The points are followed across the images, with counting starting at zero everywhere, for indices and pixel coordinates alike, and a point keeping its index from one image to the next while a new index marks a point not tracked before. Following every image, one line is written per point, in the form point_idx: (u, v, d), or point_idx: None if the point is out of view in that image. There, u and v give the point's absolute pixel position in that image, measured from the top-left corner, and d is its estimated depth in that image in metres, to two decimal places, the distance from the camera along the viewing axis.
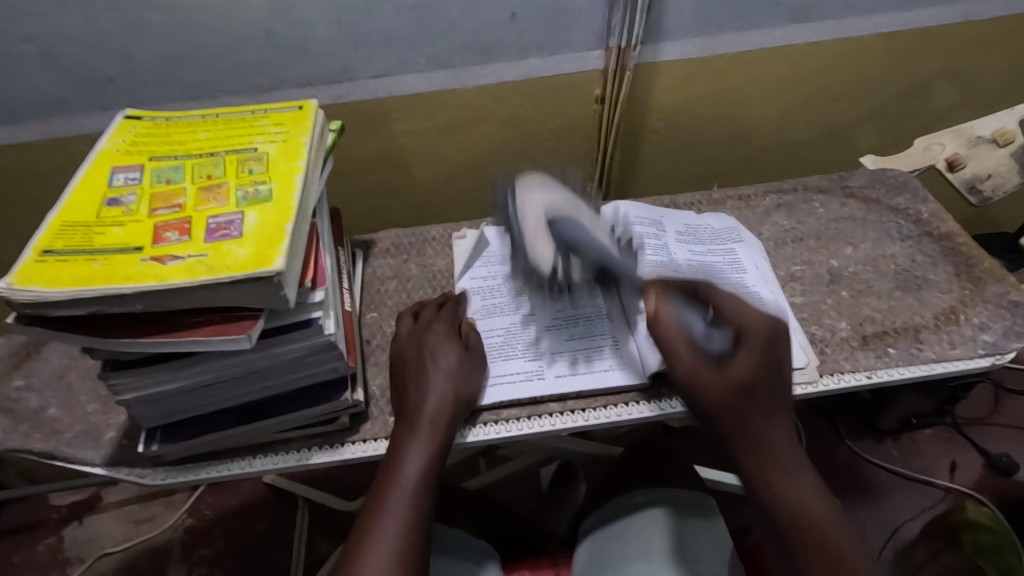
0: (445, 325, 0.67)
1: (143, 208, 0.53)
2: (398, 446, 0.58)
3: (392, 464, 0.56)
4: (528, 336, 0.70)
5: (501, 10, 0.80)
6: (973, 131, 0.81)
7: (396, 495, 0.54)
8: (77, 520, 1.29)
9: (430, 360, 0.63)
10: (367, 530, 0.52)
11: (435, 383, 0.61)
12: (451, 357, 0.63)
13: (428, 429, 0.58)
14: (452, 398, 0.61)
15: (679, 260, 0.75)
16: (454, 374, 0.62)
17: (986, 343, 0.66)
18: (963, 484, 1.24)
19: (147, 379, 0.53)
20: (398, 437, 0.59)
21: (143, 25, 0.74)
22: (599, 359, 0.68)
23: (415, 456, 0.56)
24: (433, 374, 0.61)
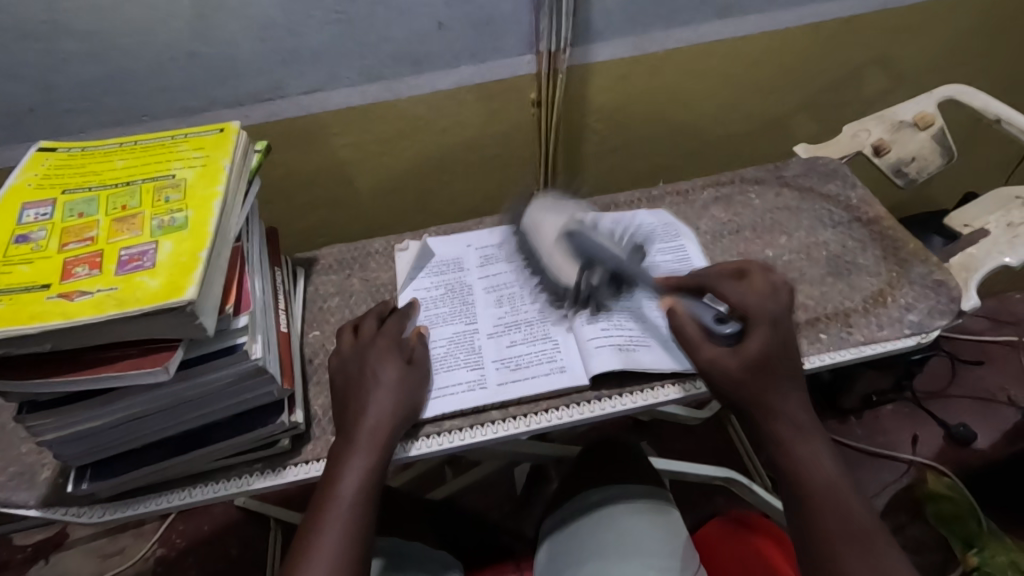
0: (391, 338, 0.66)
1: (53, 243, 0.52)
2: (337, 461, 0.58)
3: (330, 480, 0.57)
4: (473, 343, 0.70)
5: (427, 20, 0.80)
6: (896, 116, 0.84)
7: (333, 514, 0.55)
8: (42, 559, 1.26)
9: (368, 375, 0.62)
10: (305, 550, 0.53)
11: (376, 398, 0.61)
12: (393, 374, 0.63)
13: (366, 444, 0.58)
14: (392, 412, 0.60)
15: None
16: (396, 388, 0.62)
17: (912, 323, 0.68)
18: (923, 456, 1.27)
19: (68, 419, 0.51)
20: (336, 451, 0.59)
21: (59, 53, 0.72)
22: (542, 362, 0.68)
23: (353, 472, 0.57)
24: (375, 391, 0.61)
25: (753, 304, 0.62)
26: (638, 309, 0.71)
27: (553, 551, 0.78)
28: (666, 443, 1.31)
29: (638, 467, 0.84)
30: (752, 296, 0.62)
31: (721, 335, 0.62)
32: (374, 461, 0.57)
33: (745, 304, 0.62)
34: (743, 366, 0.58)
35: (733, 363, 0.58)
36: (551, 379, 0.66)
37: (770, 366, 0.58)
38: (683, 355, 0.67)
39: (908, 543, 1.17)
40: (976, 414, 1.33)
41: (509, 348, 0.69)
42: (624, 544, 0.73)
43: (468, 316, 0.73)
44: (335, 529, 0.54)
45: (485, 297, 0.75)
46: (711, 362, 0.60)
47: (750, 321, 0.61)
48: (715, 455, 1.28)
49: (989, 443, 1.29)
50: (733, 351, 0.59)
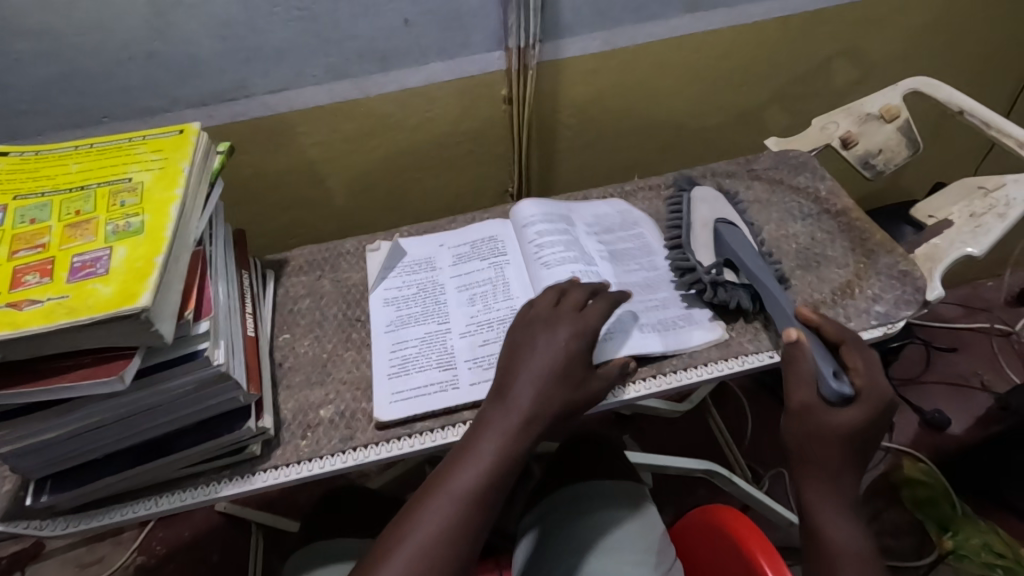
0: (566, 315, 0.62)
1: (3, 251, 0.51)
2: (483, 430, 0.56)
3: (456, 460, 0.55)
4: (444, 342, 0.70)
5: (393, 16, 0.79)
6: (863, 109, 0.85)
7: (448, 493, 0.53)
8: (17, 570, 1.24)
9: (537, 355, 0.59)
10: (409, 520, 0.52)
11: (528, 385, 0.58)
12: (558, 364, 0.59)
13: (511, 434, 0.56)
14: (533, 403, 0.57)
15: (593, 252, 0.76)
16: (546, 378, 0.58)
17: (879, 313, 0.69)
18: (899, 443, 1.29)
19: (20, 431, 0.50)
20: (474, 429, 0.57)
21: (10, 54, 0.70)
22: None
23: (490, 453, 0.55)
24: (525, 377, 0.58)
25: (877, 381, 0.58)
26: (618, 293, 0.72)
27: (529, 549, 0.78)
28: (646, 436, 1.32)
29: (615, 462, 0.85)
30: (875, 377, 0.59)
31: (829, 390, 0.58)
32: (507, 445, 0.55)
33: (871, 379, 0.58)
34: (836, 424, 0.56)
35: (829, 419, 0.57)
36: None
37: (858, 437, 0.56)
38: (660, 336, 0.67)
39: (884, 528, 1.19)
40: (949, 399, 1.35)
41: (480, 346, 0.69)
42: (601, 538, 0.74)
43: (439, 316, 0.73)
44: (451, 507, 0.52)
45: (457, 295, 0.74)
46: (806, 407, 0.57)
47: (864, 396, 0.57)
48: (695, 447, 1.30)
49: (963, 428, 1.31)
50: (831, 409, 0.57)
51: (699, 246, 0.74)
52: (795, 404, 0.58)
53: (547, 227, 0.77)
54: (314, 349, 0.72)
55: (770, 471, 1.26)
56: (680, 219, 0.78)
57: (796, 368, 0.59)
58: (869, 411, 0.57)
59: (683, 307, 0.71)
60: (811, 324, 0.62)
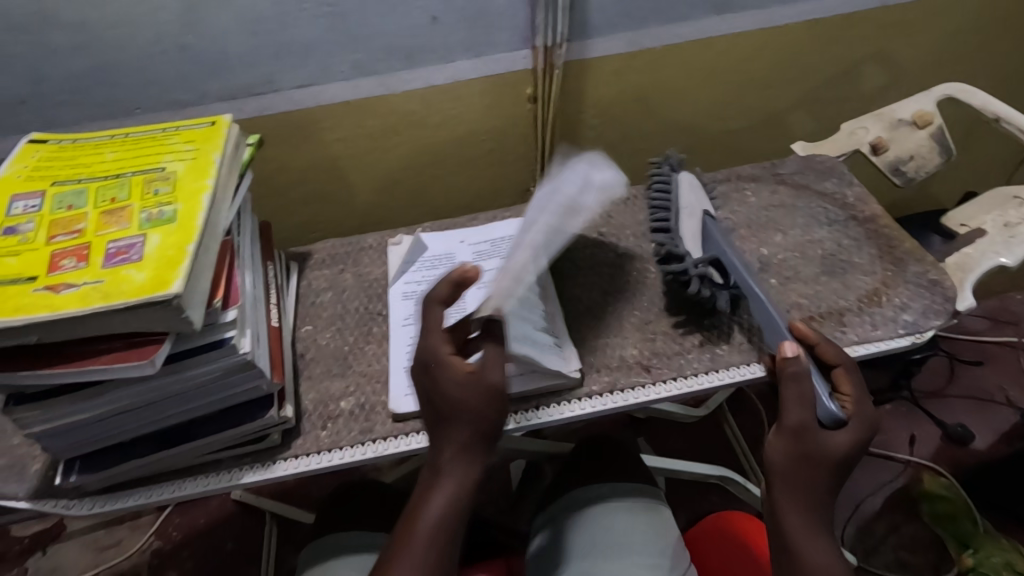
0: (444, 335, 0.59)
1: (41, 236, 0.52)
2: (426, 484, 0.57)
3: (418, 503, 0.56)
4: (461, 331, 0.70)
5: (421, 13, 0.79)
6: (893, 115, 0.84)
7: (409, 541, 0.54)
8: (39, 550, 1.27)
9: (445, 389, 0.56)
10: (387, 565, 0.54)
11: (457, 422, 0.56)
12: (455, 391, 0.56)
13: (449, 471, 0.56)
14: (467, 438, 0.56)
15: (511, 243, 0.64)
16: (471, 405, 0.56)
17: (906, 323, 0.67)
18: (920, 456, 1.26)
19: (53, 413, 0.51)
20: (427, 471, 0.57)
21: (49, 45, 0.72)
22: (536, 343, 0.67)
23: (437, 501, 0.55)
24: (449, 405, 0.56)
25: (866, 409, 0.58)
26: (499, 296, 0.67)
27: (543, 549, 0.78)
28: (661, 440, 1.31)
29: (630, 465, 0.84)
30: (861, 406, 0.58)
31: (824, 412, 0.58)
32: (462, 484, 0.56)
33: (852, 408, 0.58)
34: (826, 450, 0.55)
35: (823, 441, 0.56)
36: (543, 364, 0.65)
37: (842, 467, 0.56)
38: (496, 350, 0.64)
39: (902, 542, 1.17)
40: (973, 414, 1.32)
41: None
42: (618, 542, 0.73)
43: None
44: (418, 549, 0.53)
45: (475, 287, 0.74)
46: (800, 428, 0.56)
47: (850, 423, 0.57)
48: (710, 453, 1.28)
49: (987, 443, 1.28)
50: (824, 437, 0.56)
51: (688, 235, 0.71)
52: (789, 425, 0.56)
53: None
54: (335, 341, 0.73)
55: None
56: (666, 203, 0.73)
57: (792, 387, 0.57)
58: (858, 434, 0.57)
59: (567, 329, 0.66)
60: (807, 342, 0.61)
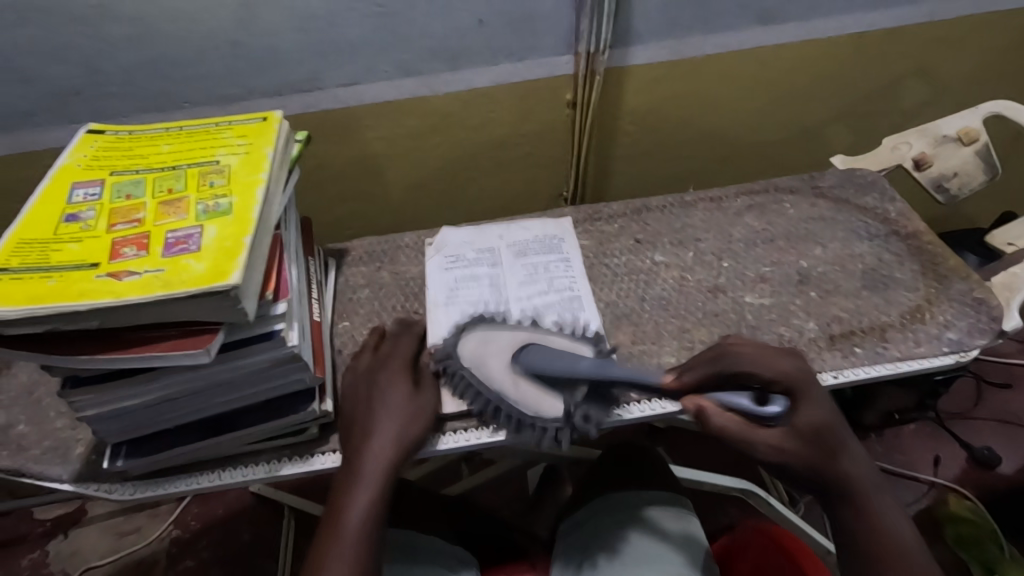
0: (383, 365, 0.64)
1: (102, 223, 0.53)
2: (340, 492, 0.57)
3: (334, 514, 0.56)
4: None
5: (468, 16, 0.80)
6: (938, 130, 0.83)
7: (333, 550, 0.53)
8: (60, 534, 1.28)
9: (378, 399, 0.61)
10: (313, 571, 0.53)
11: (381, 426, 0.59)
12: (396, 410, 0.60)
13: (366, 477, 0.57)
14: (392, 443, 0.58)
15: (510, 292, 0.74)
16: (400, 416, 0.60)
17: (950, 341, 0.67)
18: (945, 478, 1.24)
19: (107, 396, 0.52)
20: (340, 483, 0.58)
21: (107, 38, 0.74)
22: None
23: (356, 505, 0.55)
24: (379, 415, 0.60)
25: (784, 369, 0.55)
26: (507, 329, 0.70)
27: (570, 551, 0.78)
28: (681, 450, 1.30)
29: (659, 473, 0.84)
30: (783, 365, 0.56)
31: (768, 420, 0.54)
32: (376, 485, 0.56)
33: (779, 375, 0.55)
34: (803, 442, 0.54)
35: (789, 442, 0.54)
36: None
37: (828, 436, 0.54)
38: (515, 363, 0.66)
39: None
40: (1002, 437, 1.30)
41: (538, 333, 0.69)
42: (644, 549, 0.73)
43: (500, 301, 0.73)
44: (344, 551, 0.53)
45: (517, 286, 0.75)
46: (776, 449, 0.54)
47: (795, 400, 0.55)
48: (732, 465, 1.27)
49: (1016, 467, 1.26)
50: (785, 436, 0.54)
51: (538, 399, 0.60)
52: (769, 450, 0.54)
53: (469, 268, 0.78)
54: None
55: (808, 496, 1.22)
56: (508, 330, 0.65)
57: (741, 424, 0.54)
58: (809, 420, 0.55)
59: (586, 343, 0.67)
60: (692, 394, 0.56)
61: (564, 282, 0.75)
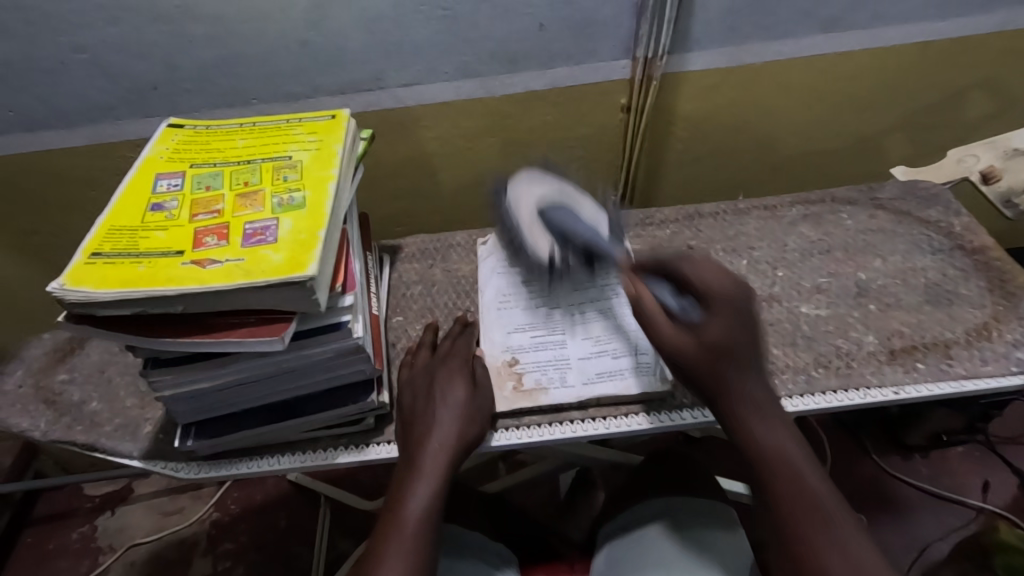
0: (429, 370, 0.65)
1: (184, 213, 0.56)
2: (399, 487, 0.58)
3: (394, 506, 0.57)
4: (556, 331, 0.72)
5: (529, 20, 0.81)
6: (1009, 143, 0.81)
7: (396, 536, 0.54)
8: (109, 510, 1.34)
9: (436, 398, 0.62)
10: (373, 558, 0.53)
11: (440, 423, 0.61)
12: (456, 405, 0.62)
13: (426, 474, 0.58)
14: (455, 440, 0.60)
15: (560, 298, 0.75)
16: (461, 413, 0.62)
17: (1019, 361, 0.65)
18: (994, 504, 1.19)
19: (184, 378, 0.55)
20: (401, 474, 0.59)
21: (186, 37, 0.77)
22: (625, 355, 0.68)
23: (416, 501, 0.57)
24: (440, 411, 0.61)
25: (694, 273, 0.54)
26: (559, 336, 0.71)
27: (611, 555, 0.78)
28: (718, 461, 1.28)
29: (703, 481, 0.83)
30: (713, 273, 0.54)
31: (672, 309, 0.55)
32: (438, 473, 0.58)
33: (706, 285, 0.53)
34: (700, 343, 0.53)
35: (678, 341, 0.54)
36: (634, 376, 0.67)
37: (730, 351, 0.52)
38: (566, 374, 0.68)
39: None
40: None
41: (589, 340, 0.70)
42: (688, 557, 0.72)
43: (550, 307, 0.74)
44: (406, 537, 0.54)
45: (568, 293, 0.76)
46: (679, 351, 0.54)
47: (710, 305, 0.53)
48: None
49: None
50: (688, 329, 0.54)
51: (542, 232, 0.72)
52: (669, 344, 0.54)
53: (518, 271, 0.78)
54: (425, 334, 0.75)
55: None
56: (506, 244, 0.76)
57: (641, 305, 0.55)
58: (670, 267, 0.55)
59: (638, 356, 0.68)
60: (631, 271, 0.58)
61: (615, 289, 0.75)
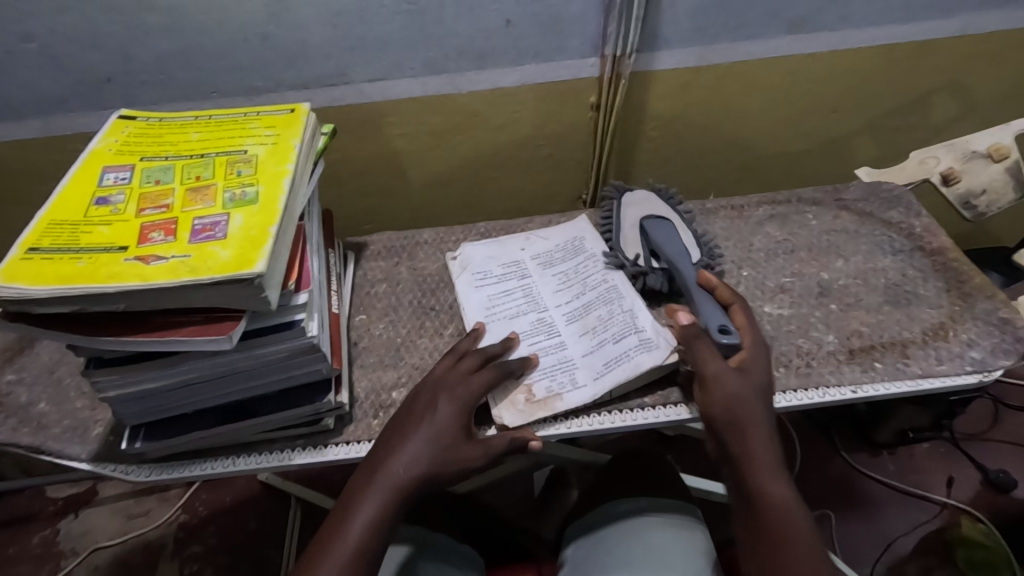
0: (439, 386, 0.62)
1: (131, 208, 0.54)
2: (350, 499, 0.56)
3: (340, 518, 0.55)
4: (554, 333, 0.70)
5: (496, 16, 0.80)
6: (968, 146, 0.82)
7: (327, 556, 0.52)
8: (71, 513, 1.30)
9: (422, 417, 0.59)
10: (339, 522, 0.55)
11: (412, 445, 0.57)
12: (463, 414, 0.59)
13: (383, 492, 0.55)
14: (423, 463, 0.57)
15: (548, 301, 0.73)
16: (437, 438, 0.58)
17: (973, 360, 0.66)
18: (957, 499, 1.21)
19: (129, 378, 0.53)
20: (356, 486, 0.57)
21: (140, 26, 0.75)
22: (626, 339, 0.67)
23: (360, 519, 0.54)
24: (417, 432, 0.58)
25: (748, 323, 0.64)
26: (559, 339, 0.69)
27: (577, 556, 0.78)
28: None
29: (669, 480, 0.83)
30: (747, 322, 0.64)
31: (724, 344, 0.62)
32: (427, 463, 0.56)
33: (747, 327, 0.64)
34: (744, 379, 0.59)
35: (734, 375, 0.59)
36: (640, 354, 0.65)
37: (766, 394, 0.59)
38: (578, 373, 0.66)
39: None
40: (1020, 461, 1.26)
41: (587, 335, 0.69)
42: (653, 557, 0.71)
43: (540, 312, 0.72)
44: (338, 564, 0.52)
45: (553, 294, 0.74)
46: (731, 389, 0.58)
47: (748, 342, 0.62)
48: None
49: None
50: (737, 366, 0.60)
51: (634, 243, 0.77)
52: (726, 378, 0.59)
53: (498, 284, 0.76)
54: (388, 333, 0.74)
55: (816, 512, 1.21)
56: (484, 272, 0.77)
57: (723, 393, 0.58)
58: (762, 394, 0.59)
59: (638, 334, 0.67)
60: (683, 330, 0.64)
61: (598, 278, 0.75)
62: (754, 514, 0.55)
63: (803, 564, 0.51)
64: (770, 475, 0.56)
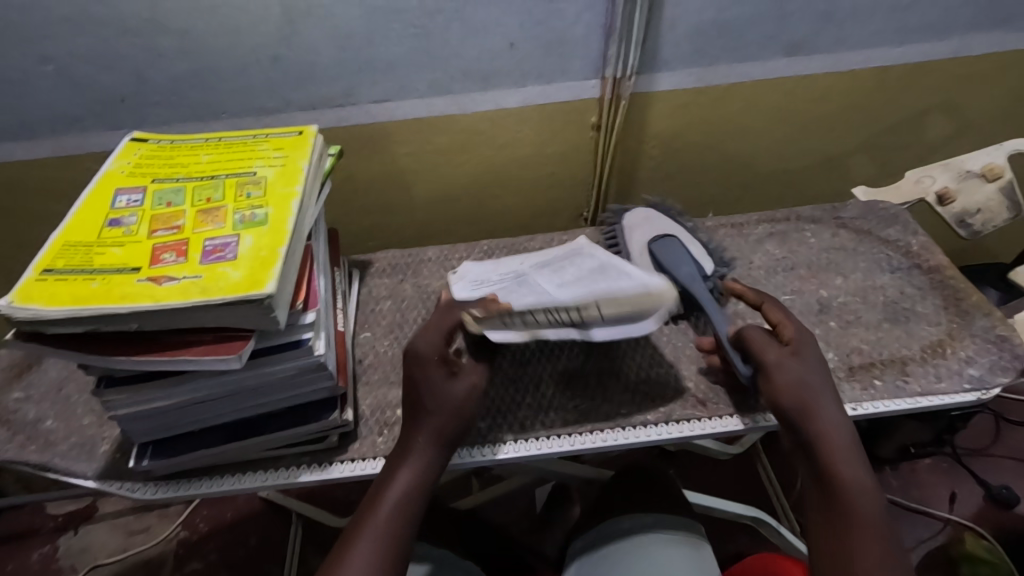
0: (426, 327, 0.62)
1: (143, 229, 0.56)
2: (391, 467, 0.57)
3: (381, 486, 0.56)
4: (535, 289, 0.64)
5: (500, 40, 0.82)
6: (963, 165, 0.83)
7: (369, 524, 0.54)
8: (71, 529, 1.30)
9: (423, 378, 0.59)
10: (379, 489, 0.56)
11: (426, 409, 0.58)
12: (437, 368, 0.59)
13: (416, 454, 0.57)
14: (439, 420, 0.58)
15: (537, 279, 0.68)
16: (445, 398, 0.58)
17: (972, 377, 0.66)
18: (960, 515, 1.21)
19: (139, 396, 0.54)
20: (394, 455, 0.58)
21: (153, 50, 0.76)
22: (609, 278, 0.62)
23: (397, 485, 0.56)
24: (426, 394, 0.58)
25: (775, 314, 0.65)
26: (540, 291, 0.63)
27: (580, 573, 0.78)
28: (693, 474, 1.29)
29: (670, 496, 0.83)
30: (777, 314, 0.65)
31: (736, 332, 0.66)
32: (442, 428, 0.58)
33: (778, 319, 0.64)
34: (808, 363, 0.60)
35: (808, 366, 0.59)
36: (622, 282, 0.59)
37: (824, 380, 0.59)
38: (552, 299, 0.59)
39: None
40: None
41: (568, 286, 0.63)
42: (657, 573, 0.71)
43: (526, 284, 0.66)
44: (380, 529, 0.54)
45: (543, 274, 0.69)
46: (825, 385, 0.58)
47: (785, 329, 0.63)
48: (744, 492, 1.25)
49: None
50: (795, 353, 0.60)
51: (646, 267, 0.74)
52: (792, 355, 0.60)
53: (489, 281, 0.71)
54: (393, 350, 0.75)
55: None
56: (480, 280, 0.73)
57: (796, 383, 0.57)
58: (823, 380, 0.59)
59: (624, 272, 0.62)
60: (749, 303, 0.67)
61: (591, 262, 0.69)
62: (829, 501, 0.53)
63: (876, 555, 0.49)
64: (846, 465, 0.54)
